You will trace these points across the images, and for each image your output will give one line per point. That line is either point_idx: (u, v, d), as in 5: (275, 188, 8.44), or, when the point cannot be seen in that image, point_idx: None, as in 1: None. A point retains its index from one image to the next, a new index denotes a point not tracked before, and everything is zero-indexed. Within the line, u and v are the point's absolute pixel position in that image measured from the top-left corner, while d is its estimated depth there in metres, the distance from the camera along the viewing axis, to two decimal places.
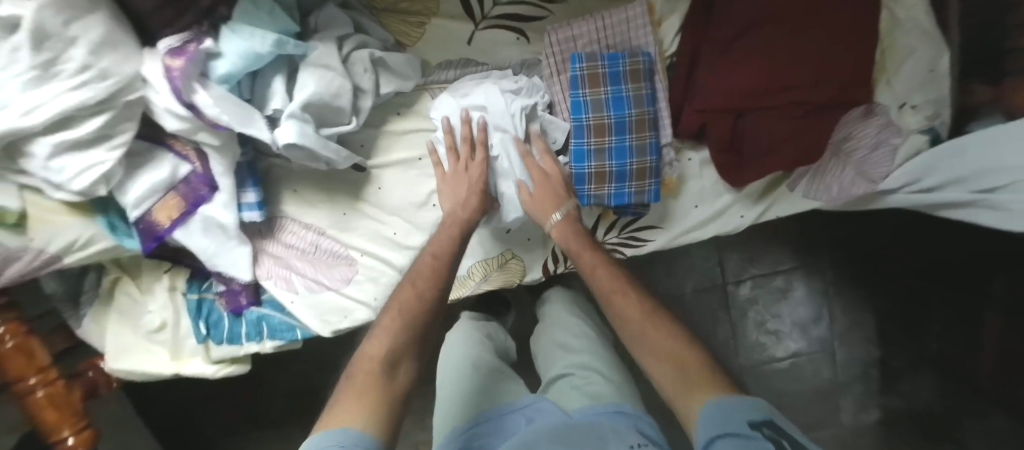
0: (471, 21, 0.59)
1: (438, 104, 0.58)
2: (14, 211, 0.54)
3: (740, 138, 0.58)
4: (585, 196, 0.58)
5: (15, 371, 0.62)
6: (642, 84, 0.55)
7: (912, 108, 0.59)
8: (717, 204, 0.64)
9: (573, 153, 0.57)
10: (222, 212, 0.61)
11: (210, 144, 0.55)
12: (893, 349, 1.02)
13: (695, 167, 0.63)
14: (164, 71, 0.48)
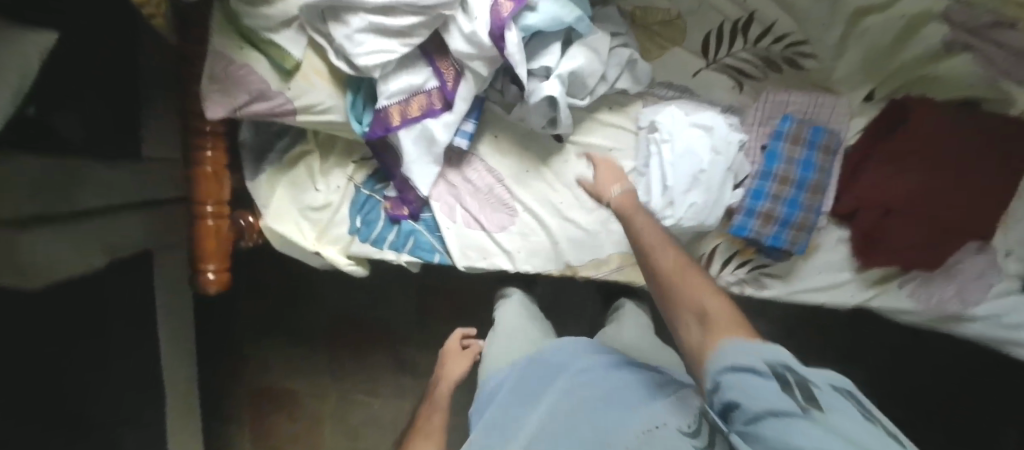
0: (705, 59, 0.70)
1: (664, 113, 0.67)
2: (294, 59, 0.62)
3: (882, 230, 0.70)
4: (747, 229, 0.68)
5: (201, 193, 0.66)
6: (828, 157, 0.67)
7: (1014, 258, 0.72)
8: (837, 277, 0.75)
9: (753, 190, 0.67)
10: (440, 130, 0.69)
11: (475, 72, 0.65)
12: None
13: (831, 240, 0.74)
14: (494, 7, 0.59)
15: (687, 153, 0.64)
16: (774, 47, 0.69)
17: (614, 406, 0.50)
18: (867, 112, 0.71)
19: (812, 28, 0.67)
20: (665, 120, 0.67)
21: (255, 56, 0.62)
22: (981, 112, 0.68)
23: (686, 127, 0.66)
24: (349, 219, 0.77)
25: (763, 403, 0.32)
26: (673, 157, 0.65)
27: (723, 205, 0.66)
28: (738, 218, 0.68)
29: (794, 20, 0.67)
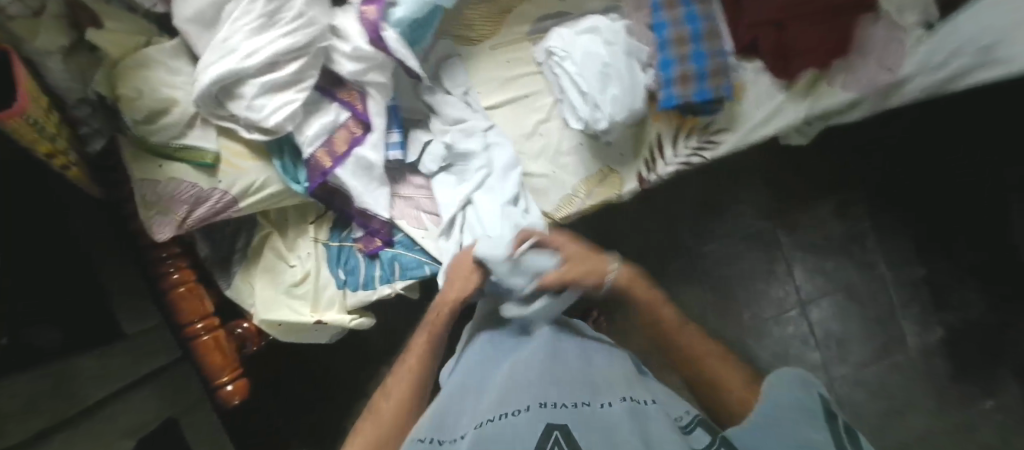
0: None
1: (552, 36, 0.72)
2: (211, 151, 0.65)
3: (786, 42, 0.74)
4: (674, 98, 0.71)
5: (186, 314, 0.67)
6: (705, 5, 0.73)
7: (905, 9, 0.76)
8: (772, 104, 0.78)
9: (659, 63, 0.71)
10: (372, 152, 0.71)
11: (374, 84, 0.69)
12: (935, 266, 1.12)
13: (751, 74, 0.78)
14: (360, 18, 0.65)
15: (587, 54, 0.68)
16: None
17: (593, 380, 0.45)
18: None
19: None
20: (557, 41, 0.71)
21: (175, 167, 0.64)
22: None
23: (577, 35, 0.70)
24: (333, 277, 0.77)
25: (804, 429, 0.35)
26: (578, 64, 0.69)
27: (640, 86, 0.70)
28: (662, 91, 0.71)
29: None
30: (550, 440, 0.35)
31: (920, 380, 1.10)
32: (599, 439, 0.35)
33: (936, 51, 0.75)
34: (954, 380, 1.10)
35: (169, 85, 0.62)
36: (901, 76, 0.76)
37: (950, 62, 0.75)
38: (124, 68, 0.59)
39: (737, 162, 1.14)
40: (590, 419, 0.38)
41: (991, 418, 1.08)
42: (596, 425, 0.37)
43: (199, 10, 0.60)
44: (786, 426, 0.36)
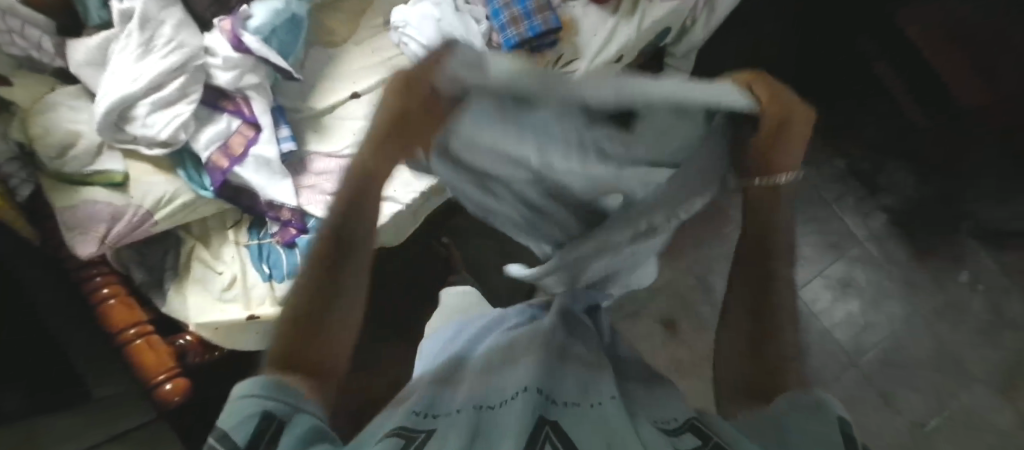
0: None
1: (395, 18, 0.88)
2: (120, 171, 0.73)
3: None
4: (512, 38, 0.84)
5: (117, 322, 0.70)
6: None
7: None
8: (608, 26, 0.86)
9: (492, 15, 0.86)
10: (266, 149, 0.79)
11: (252, 87, 0.79)
12: (852, 156, 1.18)
13: (579, 8, 0.89)
14: (221, 33, 0.77)
15: (426, 18, 0.84)
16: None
17: (575, 374, 0.40)
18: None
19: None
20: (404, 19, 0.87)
21: (91, 191, 0.72)
22: None
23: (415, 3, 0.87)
24: (259, 272, 0.82)
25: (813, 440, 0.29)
26: (422, 26, 0.84)
27: (476, 34, 0.84)
28: (502, 37, 0.85)
29: None
30: (540, 433, 0.30)
31: (878, 272, 1.17)
32: (596, 437, 0.30)
33: None
34: (926, 263, 1.16)
35: (74, 120, 0.71)
36: None
37: None
38: (33, 114, 0.69)
39: None
40: (571, 413, 0.33)
41: (978, 291, 1.15)
42: (592, 429, 0.31)
43: (90, 54, 0.71)
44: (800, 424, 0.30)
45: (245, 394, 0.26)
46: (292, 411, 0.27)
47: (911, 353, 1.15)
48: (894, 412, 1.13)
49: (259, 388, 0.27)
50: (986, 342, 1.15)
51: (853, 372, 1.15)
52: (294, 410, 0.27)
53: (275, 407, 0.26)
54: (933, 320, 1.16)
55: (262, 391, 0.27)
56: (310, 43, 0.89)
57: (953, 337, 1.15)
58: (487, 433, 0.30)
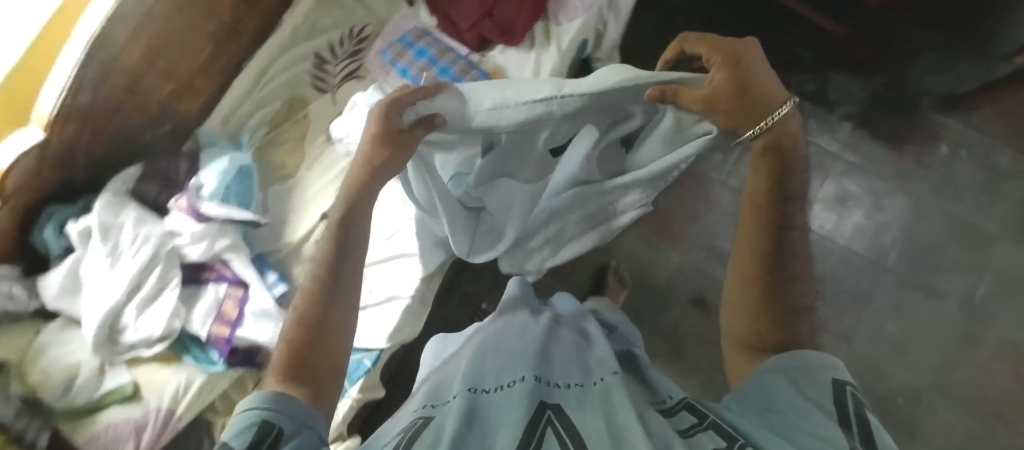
0: (329, 91, 0.94)
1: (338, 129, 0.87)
2: (128, 383, 0.71)
3: (501, 21, 0.93)
4: None
5: None
6: (427, 38, 0.92)
7: None
8: (533, 64, 0.91)
9: None
10: (262, 300, 0.78)
11: (226, 248, 0.79)
12: (794, 83, 1.20)
13: (502, 56, 0.95)
14: (179, 212, 0.77)
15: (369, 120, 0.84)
16: (338, 53, 0.95)
17: (573, 364, 0.48)
18: (417, 9, 0.97)
19: (341, 23, 0.96)
20: (350, 125, 0.85)
21: (107, 412, 0.70)
22: None
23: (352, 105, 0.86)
24: None
25: (812, 400, 0.36)
26: None
27: None
28: None
29: (331, 29, 0.96)
30: (542, 417, 0.35)
31: (864, 177, 1.19)
32: (586, 411, 0.37)
33: None
34: (902, 153, 1.18)
35: (69, 353, 0.70)
36: None
37: None
38: (25, 365, 0.68)
39: None
40: (558, 392, 0.40)
41: (962, 160, 1.17)
42: (581, 406, 0.38)
43: (61, 283, 0.71)
44: (807, 377, 0.39)
45: (249, 407, 0.35)
46: (299, 422, 0.35)
47: (928, 239, 1.17)
48: (931, 297, 1.16)
49: (275, 396, 0.36)
50: (990, 201, 1.16)
51: (882, 276, 1.17)
52: (291, 417, 0.35)
53: (275, 416, 0.34)
54: (935, 202, 1.17)
55: (274, 398, 0.35)
56: (266, 183, 0.89)
57: (959, 209, 1.17)
58: (494, 414, 0.37)
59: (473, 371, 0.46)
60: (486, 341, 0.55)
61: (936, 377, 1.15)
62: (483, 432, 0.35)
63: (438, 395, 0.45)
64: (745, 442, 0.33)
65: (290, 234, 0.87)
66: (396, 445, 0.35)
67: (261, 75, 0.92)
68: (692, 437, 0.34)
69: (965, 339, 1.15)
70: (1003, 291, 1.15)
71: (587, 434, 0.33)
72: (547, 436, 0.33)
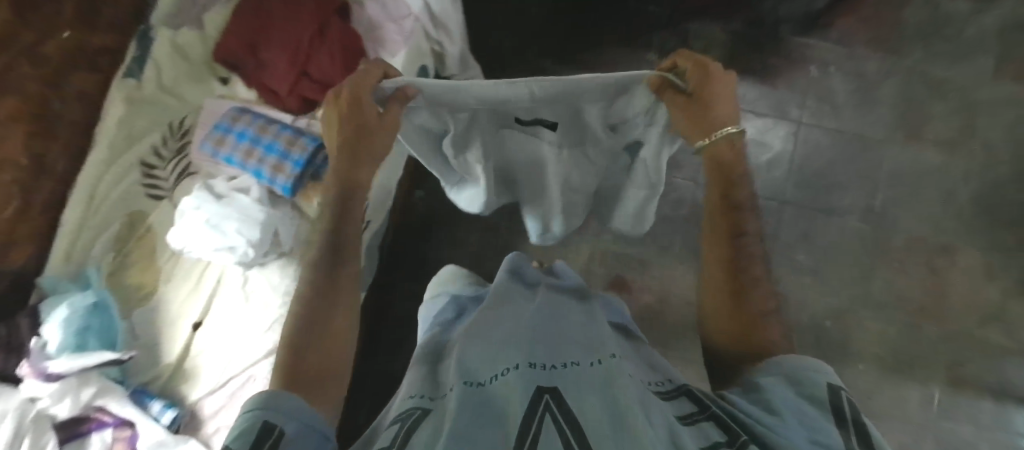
0: (167, 194, 0.93)
1: (175, 239, 0.83)
2: None
3: (318, 76, 0.88)
4: (287, 183, 0.86)
5: None
6: (241, 118, 0.88)
7: None
8: None
9: (257, 176, 0.87)
10: (151, 433, 0.77)
11: (97, 394, 0.76)
12: (652, 42, 1.19)
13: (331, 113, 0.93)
14: (29, 378, 0.75)
15: (201, 224, 0.81)
16: (165, 153, 0.94)
17: (575, 344, 0.49)
18: (233, 85, 0.95)
19: (159, 122, 0.95)
20: (186, 232, 0.82)
21: None
22: (241, 16, 0.90)
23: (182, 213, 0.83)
24: None
25: (801, 408, 0.36)
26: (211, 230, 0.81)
27: (253, 206, 0.83)
28: (279, 188, 0.86)
29: (152, 132, 0.94)
30: (538, 402, 0.36)
31: (744, 116, 1.17)
32: (582, 395, 0.38)
33: None
34: (774, 83, 1.17)
35: None
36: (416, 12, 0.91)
37: None
38: None
39: None
40: (557, 377, 0.41)
41: (831, 75, 1.17)
42: (580, 390, 0.38)
43: None
44: (803, 382, 0.38)
45: (247, 411, 0.35)
46: (309, 427, 0.36)
47: (819, 160, 1.15)
48: (838, 216, 1.13)
49: (276, 399, 0.36)
50: (869, 108, 1.16)
51: (785, 208, 1.14)
52: (292, 418, 0.35)
53: (280, 417, 0.34)
54: (817, 124, 1.16)
55: (275, 399, 0.36)
56: (128, 311, 0.87)
57: (842, 125, 1.16)
58: (491, 404, 0.38)
59: (470, 361, 0.47)
60: (482, 325, 0.55)
61: (856, 293, 1.11)
62: (484, 418, 0.36)
63: (432, 388, 0.46)
64: (745, 438, 0.35)
65: (166, 354, 0.86)
66: (396, 441, 0.35)
67: (90, 200, 0.89)
68: (692, 429, 0.36)
69: (876, 247, 1.12)
70: (905, 192, 1.13)
71: (584, 420, 0.34)
72: (545, 421, 0.34)
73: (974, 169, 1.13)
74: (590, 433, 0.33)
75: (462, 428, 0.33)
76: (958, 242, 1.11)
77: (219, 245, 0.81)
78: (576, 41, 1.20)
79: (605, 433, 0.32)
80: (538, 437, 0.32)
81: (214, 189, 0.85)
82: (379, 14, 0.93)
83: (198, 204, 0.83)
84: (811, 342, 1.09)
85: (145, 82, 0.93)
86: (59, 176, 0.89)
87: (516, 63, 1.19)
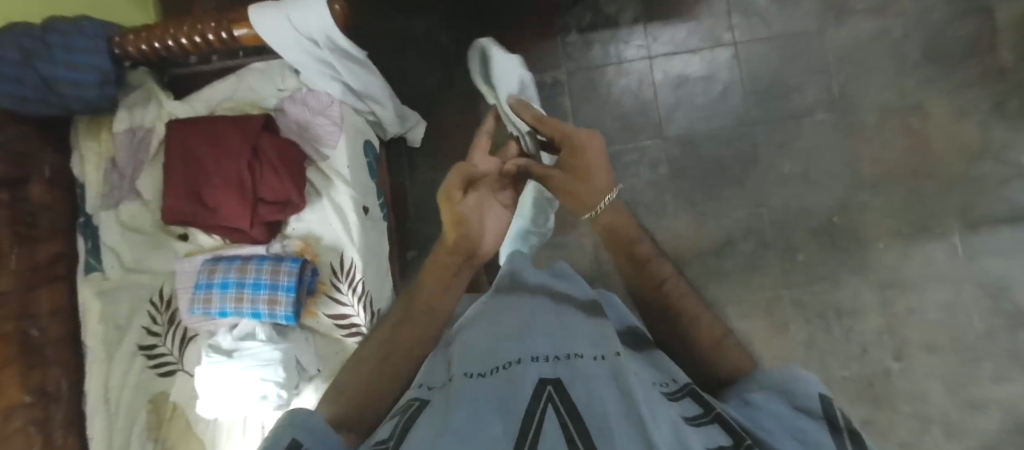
0: (178, 362, 0.93)
1: (209, 406, 0.83)
2: None
3: (272, 198, 0.87)
4: (289, 312, 0.85)
5: None
6: (217, 271, 0.86)
7: (283, 88, 0.91)
8: (328, 211, 0.90)
9: (256, 316, 0.85)
10: None
11: None
12: (568, 23, 1.18)
13: (301, 226, 0.91)
14: None
15: (229, 381, 0.80)
16: (159, 327, 0.93)
17: (585, 338, 0.50)
18: (194, 237, 0.94)
19: (139, 301, 0.93)
20: (217, 394, 0.81)
21: None
22: (172, 168, 0.86)
23: (204, 379, 0.82)
24: None
25: (794, 420, 0.39)
26: (241, 381, 0.80)
27: (267, 344, 0.83)
28: (283, 317, 0.85)
29: (137, 312, 0.93)
30: (541, 395, 0.39)
31: (682, 58, 1.17)
32: (586, 390, 0.39)
33: (304, 61, 0.82)
34: (697, 15, 1.17)
35: None
36: (339, 102, 0.90)
37: (324, 56, 0.83)
38: None
39: (421, 189, 1.17)
40: (563, 368, 0.43)
41: None
42: (585, 384, 0.40)
43: None
44: (793, 396, 0.41)
45: (284, 426, 0.37)
46: (320, 440, 0.38)
47: (767, 71, 1.16)
48: (804, 116, 1.14)
49: (299, 414, 0.39)
50: (794, 4, 1.16)
51: (753, 129, 1.14)
52: (314, 434, 0.37)
53: (304, 435, 0.36)
54: (752, 38, 1.16)
55: (301, 415, 0.38)
56: None
57: (775, 30, 1.16)
58: (492, 393, 0.40)
59: (474, 356, 0.48)
60: (489, 315, 0.57)
61: (849, 180, 1.12)
62: (486, 408, 0.37)
63: (431, 379, 0.49)
64: (748, 442, 0.36)
65: None
66: (395, 431, 0.39)
67: (108, 404, 0.88)
68: (699, 428, 0.37)
69: (851, 130, 1.13)
70: (856, 69, 1.15)
71: (587, 414, 0.36)
72: (547, 415, 0.36)
73: (910, 21, 1.14)
74: (591, 424, 0.35)
75: (462, 422, 0.35)
76: (922, 96, 1.13)
77: (254, 394, 0.80)
78: (497, 51, 1.18)
79: (603, 428, 0.34)
80: (540, 425, 0.35)
81: (225, 343, 0.84)
82: (303, 112, 0.90)
83: (217, 362, 0.82)
84: (827, 242, 1.11)
85: (110, 271, 0.92)
86: (65, 396, 0.87)
87: (450, 96, 1.18)
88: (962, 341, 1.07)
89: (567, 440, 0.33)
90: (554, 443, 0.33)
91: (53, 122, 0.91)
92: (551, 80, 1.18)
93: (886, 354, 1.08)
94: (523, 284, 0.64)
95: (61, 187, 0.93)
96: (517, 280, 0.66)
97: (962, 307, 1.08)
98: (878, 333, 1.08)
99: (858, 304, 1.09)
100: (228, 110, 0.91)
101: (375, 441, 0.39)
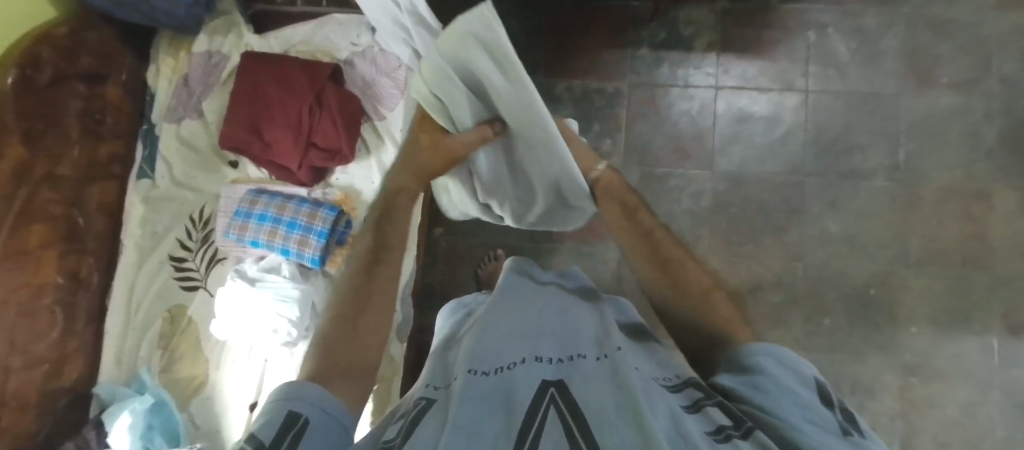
0: (202, 280, 0.96)
1: (224, 325, 0.87)
2: None
3: (324, 144, 0.90)
4: (315, 255, 0.88)
5: None
6: (257, 203, 0.89)
7: (357, 43, 0.93)
8: (372, 166, 0.92)
9: (283, 252, 0.89)
10: None
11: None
12: (642, 37, 1.17)
13: (344, 178, 0.94)
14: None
15: (247, 305, 0.84)
16: (191, 244, 0.96)
17: (587, 336, 0.48)
18: (243, 167, 0.98)
19: (180, 213, 0.97)
20: (233, 314, 0.85)
21: None
22: (240, 98, 0.90)
23: (224, 299, 0.86)
24: None
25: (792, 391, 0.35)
26: (259, 306, 0.83)
27: (289, 280, 0.86)
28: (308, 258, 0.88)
29: (176, 223, 0.97)
30: (545, 395, 0.37)
31: (748, 95, 1.15)
32: (585, 388, 0.38)
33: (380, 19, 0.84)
34: (773, 55, 1.15)
35: None
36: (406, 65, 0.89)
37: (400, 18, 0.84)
38: None
39: None
40: (563, 370, 0.42)
41: (831, 36, 1.14)
42: (586, 386, 0.38)
43: None
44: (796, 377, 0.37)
45: (274, 400, 0.37)
46: (314, 406, 0.37)
47: (833, 126, 1.13)
48: (862, 179, 1.11)
49: (298, 388, 0.38)
50: (876, 64, 1.13)
51: (805, 181, 1.12)
52: (308, 402, 0.37)
53: (298, 405, 0.36)
54: (825, 89, 1.13)
55: (298, 389, 0.38)
56: (184, 403, 0.89)
57: (851, 85, 1.13)
58: (493, 393, 0.38)
59: (480, 347, 0.46)
60: (495, 305, 0.55)
61: (895, 255, 1.08)
62: (487, 405, 0.37)
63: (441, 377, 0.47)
64: (752, 424, 0.34)
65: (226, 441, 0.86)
66: (401, 428, 0.37)
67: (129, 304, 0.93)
68: (698, 415, 0.34)
69: (908, 204, 1.09)
70: (927, 143, 1.10)
71: (588, 413, 0.35)
72: (550, 417, 0.35)
73: (995, 106, 1.09)
74: (592, 419, 0.34)
75: (466, 419, 0.34)
76: (991, 185, 1.08)
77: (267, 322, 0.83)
78: (566, 51, 1.18)
79: (606, 422, 0.33)
80: (542, 426, 0.34)
81: (251, 270, 0.88)
82: (370, 70, 0.92)
83: (240, 285, 0.85)
84: (857, 311, 1.08)
85: (160, 182, 0.97)
86: (94, 289, 0.91)
87: None
88: (977, 444, 1.02)
89: (569, 438, 0.32)
90: (554, 442, 0.32)
91: (138, 31, 0.95)
92: (612, 89, 1.17)
93: (894, 440, 1.03)
94: (522, 283, 0.61)
95: (134, 92, 0.97)
96: (523, 278, 0.62)
97: (984, 410, 1.03)
98: (890, 416, 1.04)
99: (877, 382, 1.05)
100: (302, 53, 0.94)
101: (382, 438, 0.37)
